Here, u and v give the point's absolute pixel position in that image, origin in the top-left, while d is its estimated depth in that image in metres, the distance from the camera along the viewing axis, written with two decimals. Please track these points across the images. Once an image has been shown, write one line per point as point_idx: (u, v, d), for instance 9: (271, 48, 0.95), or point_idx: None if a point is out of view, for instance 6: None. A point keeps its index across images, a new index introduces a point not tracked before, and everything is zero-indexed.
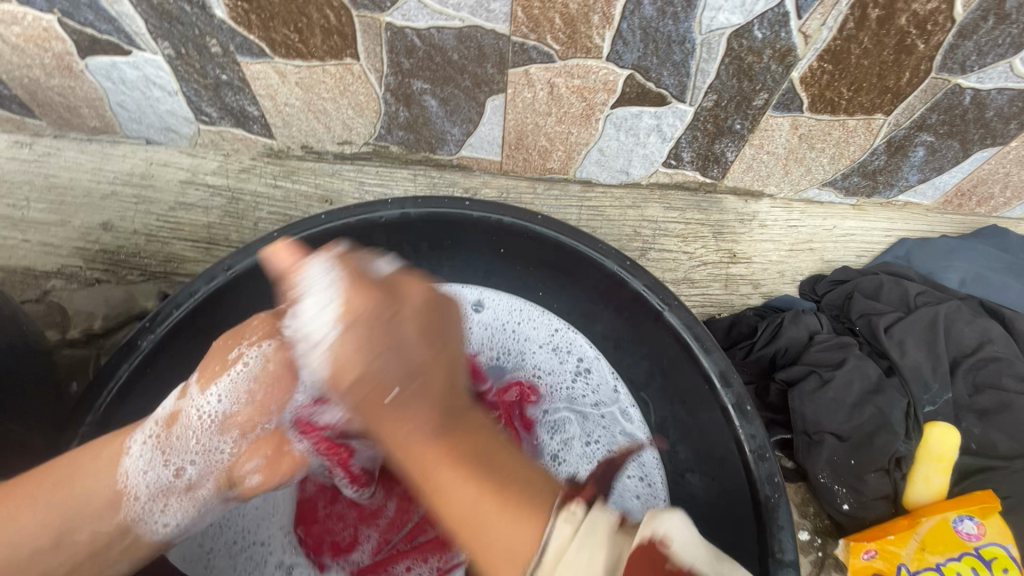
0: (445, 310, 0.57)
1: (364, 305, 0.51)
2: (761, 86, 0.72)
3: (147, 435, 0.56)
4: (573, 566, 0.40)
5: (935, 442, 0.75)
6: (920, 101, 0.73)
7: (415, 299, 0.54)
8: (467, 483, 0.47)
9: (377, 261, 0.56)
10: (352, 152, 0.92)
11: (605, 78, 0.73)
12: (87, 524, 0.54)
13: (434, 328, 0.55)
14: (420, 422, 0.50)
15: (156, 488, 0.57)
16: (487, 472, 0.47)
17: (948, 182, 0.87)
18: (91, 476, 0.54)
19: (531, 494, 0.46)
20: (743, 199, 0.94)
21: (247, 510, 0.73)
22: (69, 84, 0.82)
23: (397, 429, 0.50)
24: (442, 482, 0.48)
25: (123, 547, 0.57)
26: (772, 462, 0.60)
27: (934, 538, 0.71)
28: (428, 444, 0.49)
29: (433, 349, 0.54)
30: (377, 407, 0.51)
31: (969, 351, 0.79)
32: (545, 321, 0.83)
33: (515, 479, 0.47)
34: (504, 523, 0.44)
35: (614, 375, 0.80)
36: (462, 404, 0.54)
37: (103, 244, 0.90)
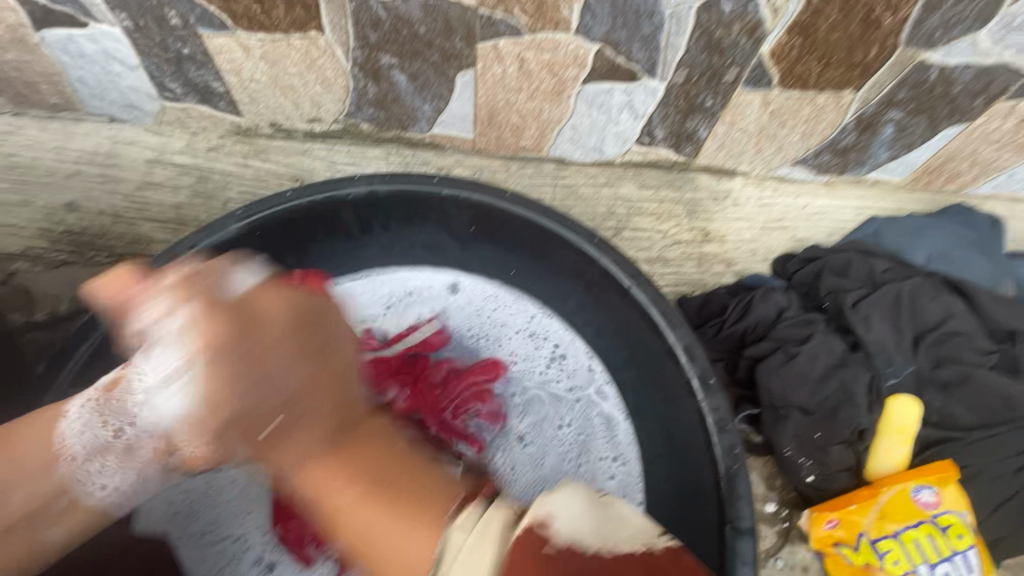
0: (319, 323, 0.52)
1: (219, 324, 0.47)
2: (731, 61, 0.72)
3: (87, 399, 0.54)
4: (465, 571, 0.41)
5: (897, 414, 0.77)
6: (888, 77, 0.73)
7: (275, 319, 0.49)
8: (354, 491, 0.45)
9: (237, 275, 0.51)
10: (322, 130, 0.90)
11: (575, 53, 0.72)
12: (21, 486, 0.50)
13: (309, 347, 0.50)
14: (311, 441, 0.47)
15: (94, 448, 0.53)
16: (380, 484, 0.46)
17: (917, 159, 0.88)
18: (30, 439, 0.52)
19: (428, 494, 0.46)
20: (717, 177, 0.94)
21: (217, 502, 0.74)
22: (26, 58, 0.79)
23: (296, 445, 0.47)
24: (337, 501, 0.45)
25: (56, 515, 0.52)
26: (733, 434, 0.61)
27: (894, 507, 0.73)
28: (318, 467, 0.46)
29: (302, 370, 0.48)
30: (264, 435, 0.47)
31: (933, 326, 0.80)
32: (521, 307, 0.83)
33: (418, 487, 0.46)
34: (384, 522, 0.44)
35: (588, 357, 0.80)
36: (355, 417, 0.50)
37: (68, 225, 0.88)
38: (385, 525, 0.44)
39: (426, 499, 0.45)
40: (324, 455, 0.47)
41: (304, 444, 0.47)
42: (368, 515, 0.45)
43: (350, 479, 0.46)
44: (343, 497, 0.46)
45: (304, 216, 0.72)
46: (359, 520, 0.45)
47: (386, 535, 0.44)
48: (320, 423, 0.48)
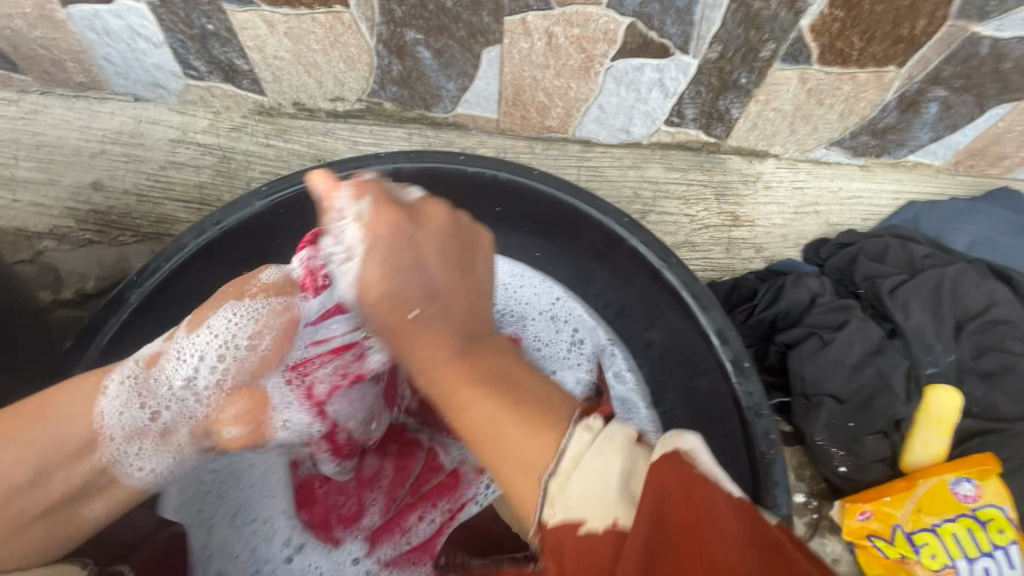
0: (471, 234, 0.58)
1: (383, 225, 0.53)
2: (769, 36, 0.69)
3: (125, 376, 0.55)
4: (589, 476, 0.36)
5: (936, 405, 0.74)
6: (934, 52, 0.69)
7: (439, 222, 0.55)
8: (476, 386, 0.45)
9: (405, 189, 0.59)
10: (345, 109, 0.89)
11: (605, 27, 0.70)
12: (62, 467, 0.51)
13: (455, 258, 0.55)
14: (436, 342, 0.48)
15: (132, 429, 0.54)
16: (507, 386, 0.45)
17: (960, 141, 0.84)
18: (65, 419, 0.51)
19: (543, 407, 0.43)
20: (747, 159, 0.91)
21: (243, 485, 0.73)
22: (52, 36, 0.79)
23: (435, 334, 0.49)
24: (464, 396, 0.45)
25: (99, 491, 0.54)
26: (768, 419, 0.59)
27: (931, 500, 0.71)
28: (450, 360, 0.47)
29: (450, 271, 0.53)
30: (409, 323, 0.50)
31: (975, 314, 0.77)
32: (546, 288, 0.79)
33: (535, 396, 0.44)
34: (514, 429, 0.41)
35: (613, 342, 0.77)
36: (482, 333, 0.51)
37: (94, 205, 0.88)
38: (506, 421, 0.42)
39: (540, 412, 0.42)
40: (454, 347, 0.48)
41: (446, 333, 0.49)
42: (490, 412, 0.43)
43: (475, 373, 0.46)
44: (467, 388, 0.45)
45: None
46: (485, 417, 0.43)
47: (505, 428, 0.42)
48: (459, 325, 0.51)
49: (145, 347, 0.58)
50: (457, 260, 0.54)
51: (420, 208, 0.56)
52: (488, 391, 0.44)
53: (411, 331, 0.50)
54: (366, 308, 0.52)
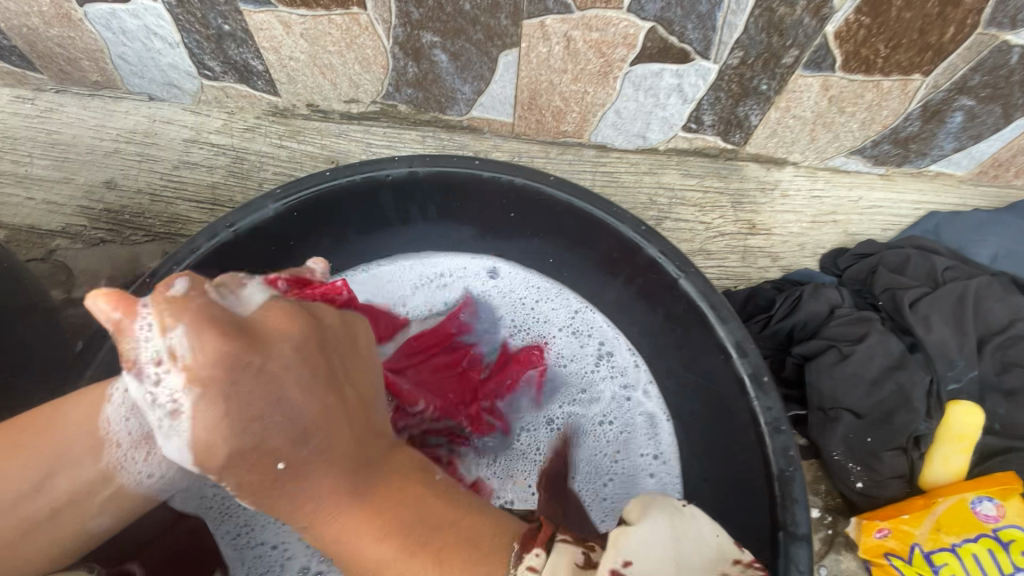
0: (336, 343, 0.49)
1: (205, 368, 0.40)
2: (792, 42, 0.68)
3: (128, 383, 0.51)
4: (554, 574, 0.44)
5: (957, 421, 0.73)
6: (962, 60, 0.68)
7: (289, 342, 0.44)
8: (384, 542, 0.44)
9: (246, 289, 0.47)
10: (359, 111, 0.89)
11: (625, 32, 0.69)
12: (67, 470, 0.50)
13: (322, 374, 0.44)
14: (330, 488, 0.44)
15: (140, 437, 0.50)
16: (417, 532, 0.44)
17: (984, 152, 0.83)
18: (71, 424, 0.50)
19: (473, 554, 0.44)
20: (765, 167, 0.90)
21: (250, 502, 0.71)
22: (69, 34, 0.79)
23: (337, 495, 0.44)
24: (358, 547, 0.44)
25: (101, 500, 0.51)
26: (788, 435, 0.58)
27: (951, 519, 0.69)
28: (342, 514, 0.44)
29: (320, 399, 0.44)
30: (296, 466, 0.43)
31: (999, 329, 0.75)
32: (564, 302, 0.80)
33: (460, 540, 0.45)
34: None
35: (635, 356, 0.77)
36: (376, 448, 0.48)
37: (107, 203, 0.88)
38: (415, 564, 0.43)
39: (465, 554, 0.44)
40: (349, 495, 0.44)
41: (343, 484, 0.44)
42: (394, 557, 0.43)
43: (382, 523, 0.44)
44: (363, 532, 0.44)
45: (341, 198, 0.70)
46: (386, 563, 0.43)
47: None
48: (341, 459, 0.44)
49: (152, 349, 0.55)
50: (269, 390, 0.41)
51: (254, 321, 0.44)
52: (392, 540, 0.44)
53: (301, 492, 0.43)
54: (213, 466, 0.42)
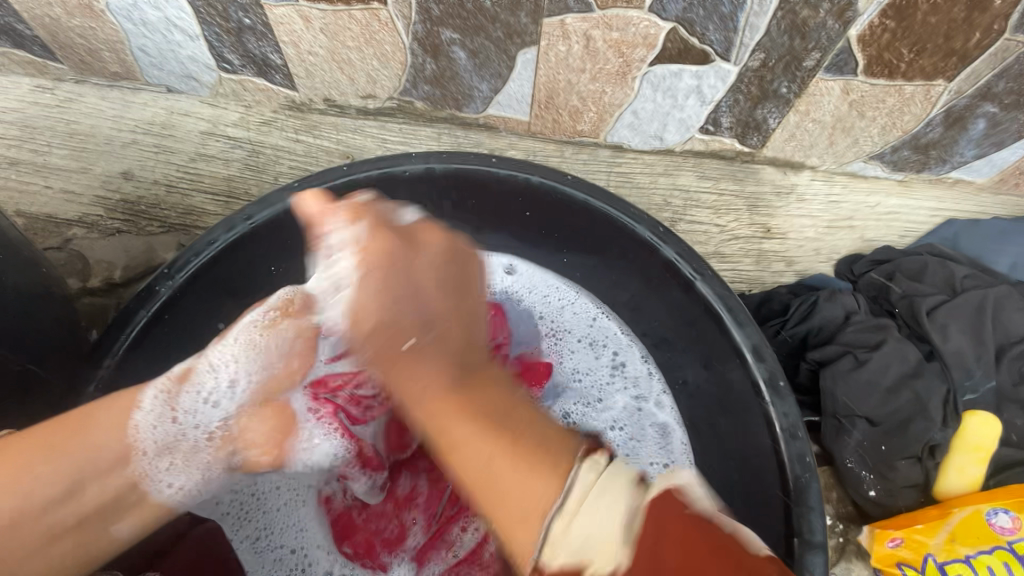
0: (451, 267, 0.53)
1: (369, 292, 0.50)
2: (814, 45, 0.67)
3: (160, 388, 0.56)
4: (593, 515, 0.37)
5: (974, 432, 0.72)
6: (987, 66, 0.67)
7: (433, 247, 0.53)
8: (467, 420, 0.42)
9: (399, 211, 0.59)
10: (375, 107, 0.89)
11: (646, 31, 0.68)
12: (96, 477, 0.51)
13: (450, 282, 0.51)
14: (434, 376, 0.45)
15: (162, 445, 0.55)
16: (502, 427, 0.42)
17: (1006, 159, 0.82)
18: (102, 432, 0.52)
19: (547, 458, 0.40)
20: (782, 171, 0.89)
21: (267, 506, 0.71)
22: (91, 25, 0.80)
23: (438, 386, 0.44)
24: (451, 436, 0.42)
25: (127, 508, 0.54)
26: (804, 442, 0.57)
27: (966, 530, 0.68)
28: (437, 392, 0.44)
29: (449, 299, 0.50)
30: (462, 371, 0.46)
31: (1018, 339, 0.74)
32: (583, 307, 0.80)
33: (535, 438, 0.42)
34: (516, 479, 0.39)
35: (648, 363, 0.76)
36: (478, 359, 0.48)
37: (124, 194, 0.89)
38: (500, 469, 0.40)
39: (545, 457, 0.40)
40: (446, 386, 0.44)
41: (443, 377, 0.45)
42: (485, 465, 0.40)
43: (460, 406, 0.43)
44: (456, 421, 0.42)
45: None
46: (483, 467, 0.40)
47: (504, 481, 0.40)
48: (464, 350, 0.47)
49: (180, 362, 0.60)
50: (422, 270, 0.51)
51: (415, 233, 0.55)
52: (480, 424, 0.42)
53: (414, 364, 0.45)
54: (359, 344, 0.49)
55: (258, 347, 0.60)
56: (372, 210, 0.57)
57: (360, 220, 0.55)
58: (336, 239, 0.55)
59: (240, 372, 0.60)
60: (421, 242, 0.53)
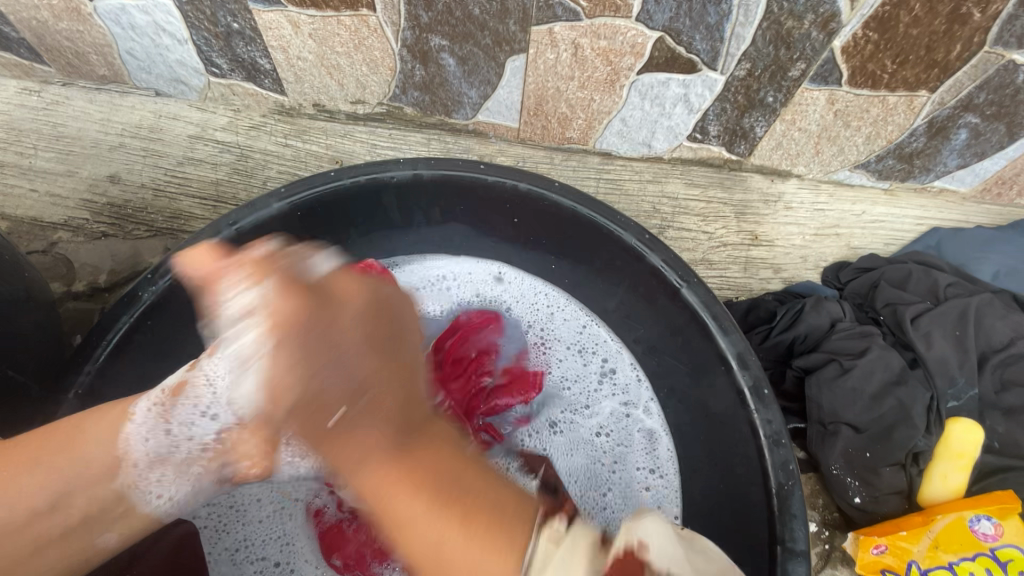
0: (390, 311, 0.56)
1: (287, 375, 0.49)
2: (799, 55, 0.68)
3: (152, 402, 0.55)
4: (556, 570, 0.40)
5: (957, 439, 0.72)
6: (968, 78, 0.68)
7: (353, 303, 0.53)
8: (419, 494, 0.45)
9: (315, 259, 0.56)
10: (365, 112, 0.89)
11: (633, 40, 0.69)
12: (84, 489, 0.51)
13: (377, 339, 0.52)
14: (374, 441, 0.48)
15: (156, 456, 0.55)
16: (455, 494, 0.45)
17: (988, 169, 0.83)
18: (94, 441, 0.52)
19: (506, 526, 0.43)
20: (769, 179, 0.90)
21: (248, 518, 0.71)
22: (78, 28, 0.80)
23: (382, 461, 0.47)
24: (402, 514, 0.45)
25: (114, 519, 0.54)
26: (788, 449, 0.58)
27: (949, 537, 0.68)
28: (379, 465, 0.47)
29: (377, 360, 0.51)
30: (401, 446, 0.48)
31: (999, 347, 0.75)
32: (574, 314, 0.80)
33: (489, 505, 0.45)
34: (468, 547, 0.42)
35: (637, 370, 0.77)
36: (417, 416, 0.52)
37: (110, 197, 0.88)
38: (454, 542, 0.43)
39: (502, 529, 0.43)
40: (394, 459, 0.47)
41: (385, 454, 0.48)
42: (438, 537, 0.43)
43: (404, 477, 0.46)
44: (406, 498, 0.45)
45: (346, 199, 0.70)
46: (434, 545, 0.43)
47: (455, 549, 0.42)
48: (403, 415, 0.51)
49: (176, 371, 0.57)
50: (330, 336, 0.50)
51: (335, 288, 0.53)
52: (424, 499, 0.45)
53: (354, 440, 0.48)
54: (283, 418, 0.51)
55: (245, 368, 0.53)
56: (284, 260, 0.53)
57: (280, 264, 0.53)
58: (234, 297, 0.51)
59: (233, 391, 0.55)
60: (335, 295, 0.53)
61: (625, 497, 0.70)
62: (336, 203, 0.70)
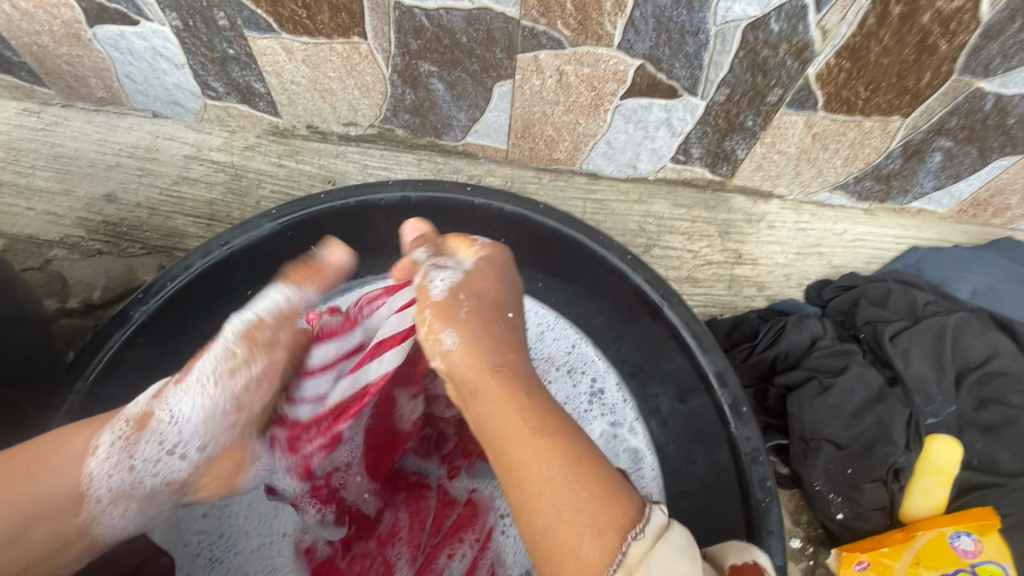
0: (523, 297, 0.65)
1: (485, 281, 0.60)
2: (775, 82, 0.70)
3: (115, 435, 0.56)
4: (665, 560, 0.41)
5: (936, 455, 0.74)
6: (938, 104, 0.70)
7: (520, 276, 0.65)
8: (555, 456, 0.45)
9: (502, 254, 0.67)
10: (357, 134, 0.91)
11: (615, 68, 0.71)
12: (48, 521, 0.52)
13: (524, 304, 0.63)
14: (517, 370, 0.52)
15: (119, 491, 0.56)
16: (574, 449, 0.46)
17: (964, 191, 0.85)
18: (58, 472, 0.53)
19: (610, 481, 0.45)
20: (752, 199, 0.93)
21: (238, 549, 0.71)
22: (78, 53, 0.82)
23: (520, 381, 0.51)
24: (532, 446, 0.46)
25: (76, 546, 0.55)
26: (765, 466, 0.59)
27: (929, 553, 0.69)
28: (521, 386, 0.51)
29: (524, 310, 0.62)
30: (530, 389, 0.51)
31: (977, 365, 0.77)
32: (563, 333, 0.80)
33: (596, 472, 0.45)
34: (585, 506, 0.43)
35: (624, 391, 0.77)
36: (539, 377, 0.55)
37: (106, 216, 0.89)
38: (577, 495, 0.44)
39: (607, 486, 0.45)
40: (534, 409, 0.49)
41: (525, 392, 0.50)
42: (561, 477, 0.44)
43: (540, 425, 0.48)
44: (538, 440, 0.46)
45: (336, 219, 0.72)
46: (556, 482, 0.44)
47: (579, 507, 0.43)
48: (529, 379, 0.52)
49: (138, 400, 0.58)
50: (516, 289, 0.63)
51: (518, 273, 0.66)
52: (556, 449, 0.46)
53: (509, 343, 0.55)
54: (460, 300, 0.57)
55: (210, 412, 0.58)
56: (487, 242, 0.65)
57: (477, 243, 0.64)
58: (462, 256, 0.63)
59: (195, 431, 0.58)
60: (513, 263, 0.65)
61: None
62: (327, 224, 0.72)
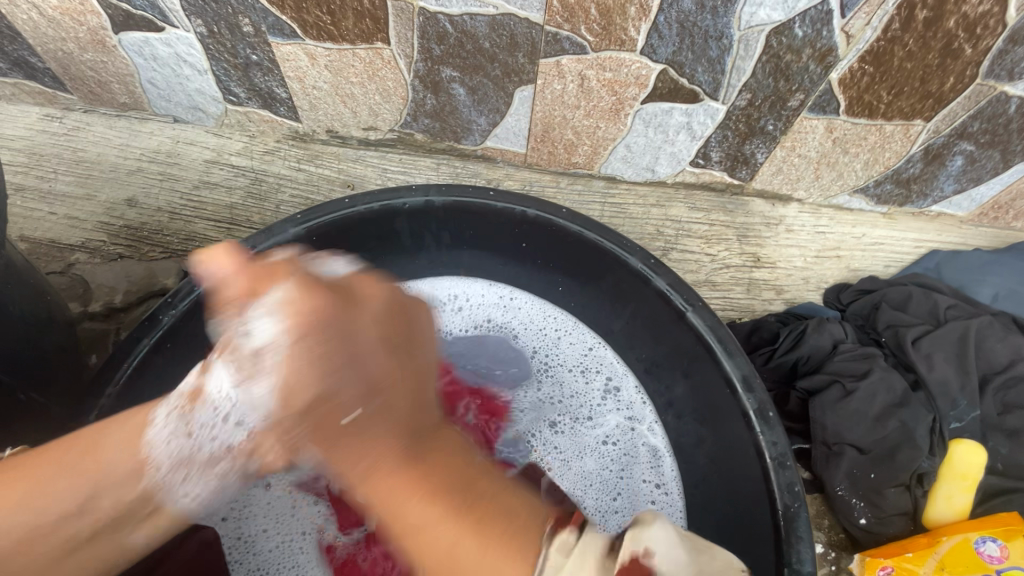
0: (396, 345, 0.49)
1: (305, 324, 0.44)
2: (797, 87, 0.70)
3: (174, 404, 0.48)
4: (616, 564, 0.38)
5: (959, 460, 0.73)
6: (962, 108, 0.70)
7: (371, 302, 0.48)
8: (435, 506, 0.40)
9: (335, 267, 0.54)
10: (376, 138, 0.92)
11: (637, 72, 0.71)
12: (110, 491, 0.45)
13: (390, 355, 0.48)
14: (381, 449, 0.44)
15: (180, 458, 0.47)
16: (461, 489, 0.42)
17: (985, 194, 0.85)
18: (118, 442, 0.46)
19: (512, 521, 0.41)
20: (770, 203, 0.93)
21: (258, 549, 0.71)
22: (102, 59, 0.83)
23: (385, 469, 0.43)
24: (408, 516, 0.41)
25: (143, 520, 0.48)
26: (793, 471, 0.59)
27: (954, 558, 0.68)
28: (382, 467, 0.43)
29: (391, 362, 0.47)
30: (373, 464, 0.43)
31: (999, 370, 0.77)
32: (579, 337, 0.81)
33: (496, 509, 0.41)
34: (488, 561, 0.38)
35: (641, 391, 0.78)
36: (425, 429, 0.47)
37: (127, 220, 0.90)
38: (466, 550, 0.38)
39: (496, 522, 0.40)
40: (400, 470, 0.43)
41: (396, 466, 0.43)
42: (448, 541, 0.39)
43: (413, 483, 0.42)
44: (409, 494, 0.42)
45: (359, 224, 0.72)
46: (444, 548, 0.39)
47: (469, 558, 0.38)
48: (402, 461, 0.43)
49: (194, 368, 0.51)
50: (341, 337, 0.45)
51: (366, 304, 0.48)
52: (435, 502, 0.41)
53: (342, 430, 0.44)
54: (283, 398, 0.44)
55: None
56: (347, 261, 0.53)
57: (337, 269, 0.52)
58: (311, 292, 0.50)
59: None
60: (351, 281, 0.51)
61: (630, 507, 0.72)
62: (348, 229, 0.72)
